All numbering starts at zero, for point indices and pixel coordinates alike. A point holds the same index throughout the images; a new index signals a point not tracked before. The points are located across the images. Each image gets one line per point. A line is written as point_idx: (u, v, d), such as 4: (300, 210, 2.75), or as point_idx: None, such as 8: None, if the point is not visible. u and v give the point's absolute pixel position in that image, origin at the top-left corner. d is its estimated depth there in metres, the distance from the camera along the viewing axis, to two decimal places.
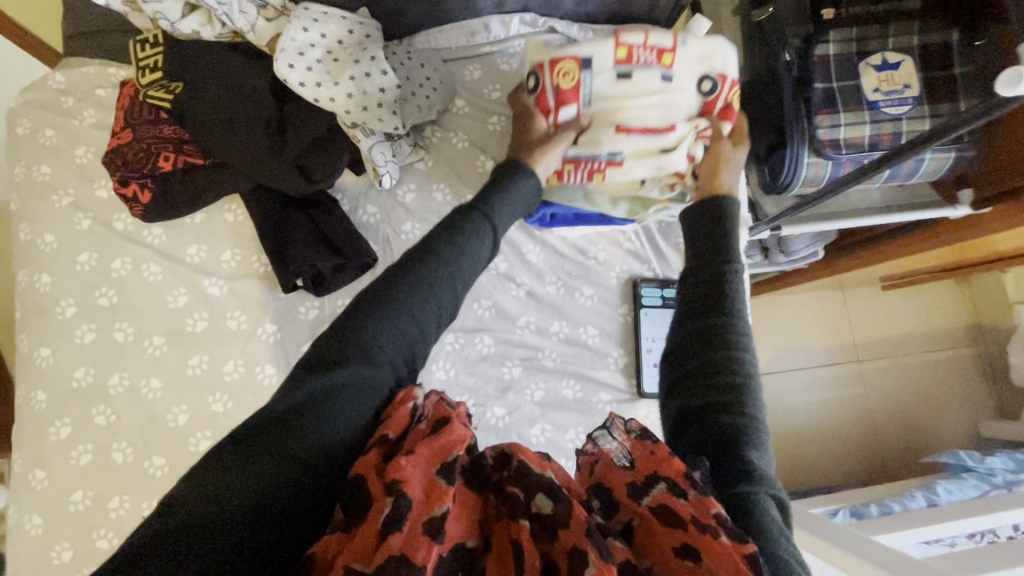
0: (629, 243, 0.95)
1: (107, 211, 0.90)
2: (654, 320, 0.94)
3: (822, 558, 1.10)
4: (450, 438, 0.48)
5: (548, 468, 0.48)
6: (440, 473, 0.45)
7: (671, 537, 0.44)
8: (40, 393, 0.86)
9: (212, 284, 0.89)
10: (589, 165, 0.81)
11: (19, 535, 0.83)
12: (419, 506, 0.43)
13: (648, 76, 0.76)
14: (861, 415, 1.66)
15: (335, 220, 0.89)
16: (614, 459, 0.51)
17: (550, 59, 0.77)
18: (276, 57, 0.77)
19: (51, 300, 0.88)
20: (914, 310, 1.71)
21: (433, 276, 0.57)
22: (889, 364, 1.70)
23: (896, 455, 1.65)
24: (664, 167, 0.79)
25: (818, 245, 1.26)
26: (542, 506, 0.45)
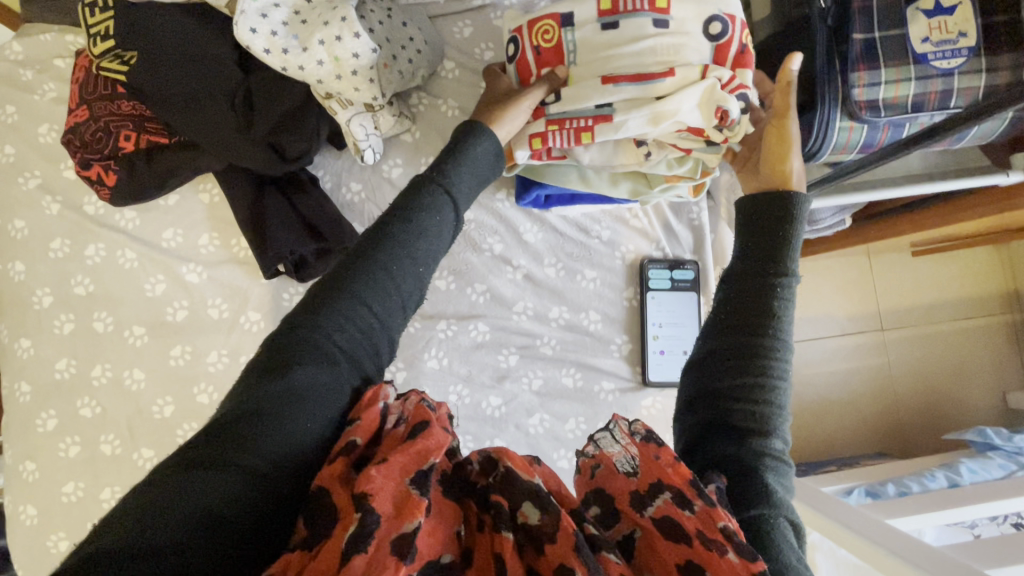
0: (636, 220, 0.87)
1: (77, 194, 0.85)
2: (662, 304, 0.86)
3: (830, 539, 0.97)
4: (428, 443, 0.40)
5: (534, 472, 0.40)
6: (416, 484, 0.37)
7: (672, 553, 0.38)
8: (24, 384, 0.84)
9: (189, 270, 0.85)
10: (574, 124, 0.66)
11: (17, 524, 0.83)
12: (388, 524, 0.35)
13: (636, 23, 0.63)
14: (883, 388, 1.59)
15: (314, 200, 0.82)
16: (616, 464, 0.43)
17: (527, 22, 0.67)
18: (236, 21, 0.69)
19: (27, 290, 0.85)
20: (947, 277, 1.61)
21: (393, 258, 0.49)
22: (916, 334, 1.60)
23: (919, 428, 1.58)
24: (662, 118, 0.62)
25: (845, 213, 1.16)
26: (528, 515, 0.39)
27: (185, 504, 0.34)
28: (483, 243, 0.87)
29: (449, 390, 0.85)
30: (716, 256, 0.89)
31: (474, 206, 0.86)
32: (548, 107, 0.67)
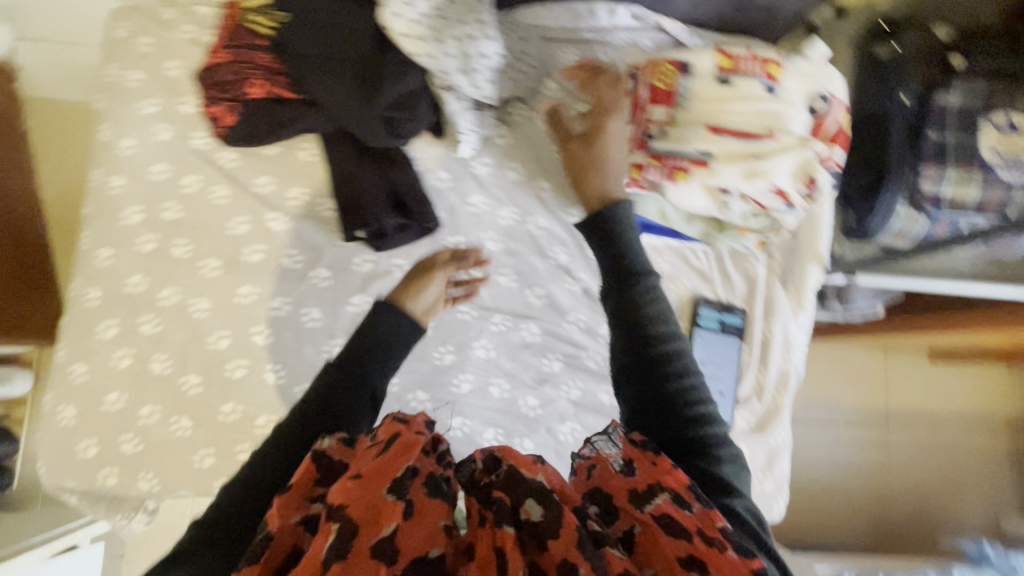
0: (697, 261, 0.92)
1: (189, 128, 0.91)
2: (708, 343, 0.90)
3: None
4: (398, 453, 0.52)
5: (536, 471, 0.52)
6: (392, 492, 0.48)
7: (676, 549, 0.47)
8: (94, 290, 0.88)
9: (274, 218, 0.90)
10: (673, 163, 0.70)
11: (52, 421, 0.86)
12: (365, 531, 0.46)
13: (749, 85, 0.68)
14: (878, 486, 1.60)
15: (407, 178, 0.88)
16: (612, 464, 0.54)
17: (648, 63, 0.72)
18: (384, 4, 0.77)
19: (120, 204, 0.90)
20: (958, 393, 1.64)
21: (291, 440, 0.58)
22: (919, 439, 1.62)
23: (907, 531, 1.58)
24: (759, 176, 0.67)
25: (879, 301, 1.26)
26: (531, 512, 0.48)
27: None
28: (550, 251, 0.91)
29: (489, 383, 0.88)
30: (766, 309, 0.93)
31: (548, 216, 0.92)
32: (651, 142, 0.70)
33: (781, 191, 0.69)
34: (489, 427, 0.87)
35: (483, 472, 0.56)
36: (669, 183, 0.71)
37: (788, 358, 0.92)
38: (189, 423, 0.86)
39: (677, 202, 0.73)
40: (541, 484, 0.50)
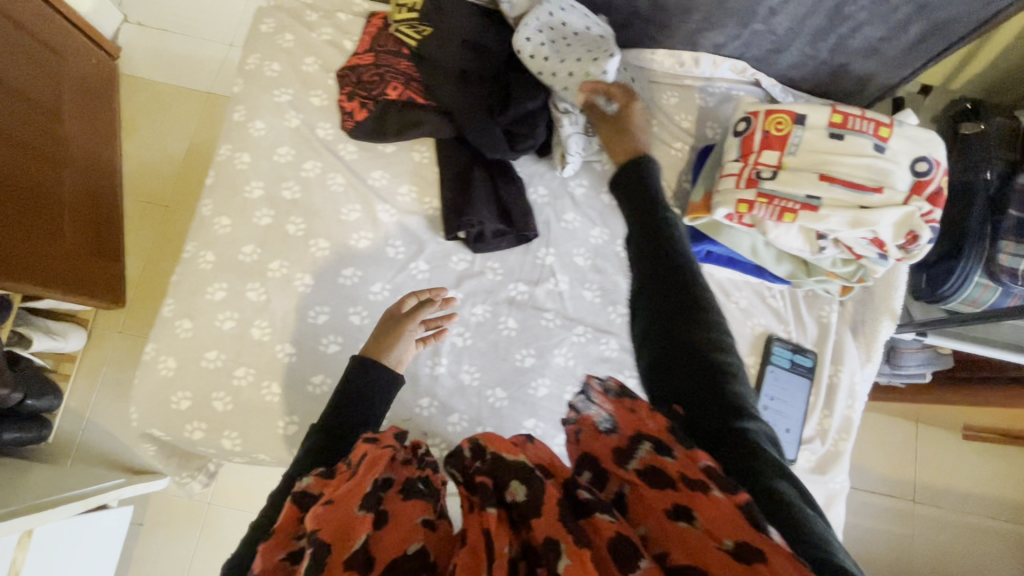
0: (774, 300, 0.96)
1: (316, 118, 0.99)
2: (778, 379, 0.93)
3: None
4: (368, 470, 0.57)
5: (518, 451, 0.56)
6: (360, 506, 0.53)
7: (662, 501, 0.49)
8: (209, 254, 0.93)
9: (384, 210, 0.96)
10: (781, 204, 0.74)
11: (151, 371, 0.90)
12: (337, 548, 0.49)
13: (858, 142, 0.74)
14: (902, 560, 1.57)
15: (513, 189, 0.94)
16: (597, 423, 0.57)
17: (764, 110, 0.78)
18: (517, 29, 0.87)
19: (243, 178, 0.96)
20: (987, 474, 1.63)
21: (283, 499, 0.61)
22: (946, 518, 1.61)
23: None
24: (863, 225, 0.72)
25: (928, 368, 1.29)
26: (515, 493, 0.51)
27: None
28: None
29: (565, 390, 0.92)
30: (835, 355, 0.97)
31: None
32: (762, 181, 0.75)
33: (881, 242, 0.74)
34: (561, 433, 0.91)
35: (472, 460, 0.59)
36: (774, 222, 0.76)
37: (852, 406, 0.95)
38: (279, 389, 0.90)
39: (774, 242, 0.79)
40: (523, 464, 0.54)
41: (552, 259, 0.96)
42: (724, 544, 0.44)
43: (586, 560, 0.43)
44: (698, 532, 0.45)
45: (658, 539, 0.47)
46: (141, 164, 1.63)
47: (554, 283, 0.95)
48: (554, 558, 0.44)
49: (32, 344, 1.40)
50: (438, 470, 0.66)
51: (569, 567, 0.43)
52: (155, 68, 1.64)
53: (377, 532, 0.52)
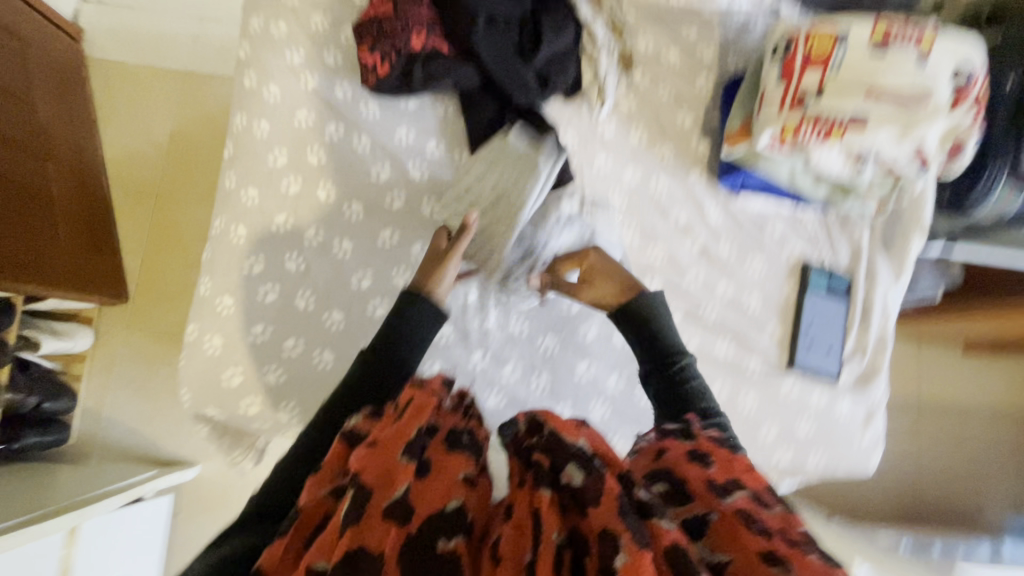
0: (807, 227, 0.98)
1: (333, 77, 0.93)
2: (818, 303, 0.97)
3: None
4: (411, 413, 0.57)
5: (578, 436, 0.56)
6: (404, 454, 0.52)
7: (755, 543, 0.49)
8: (240, 228, 0.90)
9: (415, 169, 0.94)
10: (829, 122, 0.75)
11: (198, 351, 0.89)
12: (378, 494, 0.50)
13: (901, 56, 0.73)
14: (906, 472, 1.66)
15: (547, 134, 0.92)
16: (687, 454, 0.59)
17: (805, 32, 0.77)
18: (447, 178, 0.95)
19: (265, 146, 0.92)
20: (985, 385, 1.71)
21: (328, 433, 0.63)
22: (949, 430, 1.68)
23: (929, 512, 1.64)
24: (910, 138, 0.74)
25: (938, 286, 1.33)
26: (572, 476, 0.52)
27: (241, 560, 0.52)
28: (670, 212, 0.97)
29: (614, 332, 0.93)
30: (868, 274, 0.99)
31: (670, 178, 0.97)
32: (807, 102, 0.76)
33: (925, 156, 0.75)
34: (613, 373, 0.93)
35: (526, 435, 0.60)
36: (821, 143, 0.77)
37: (886, 323, 0.99)
38: (331, 356, 0.90)
39: (817, 167, 0.80)
40: (582, 450, 0.54)
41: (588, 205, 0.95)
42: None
43: (645, 562, 0.45)
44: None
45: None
46: (125, 154, 1.55)
47: (592, 228, 0.95)
48: (611, 551, 0.46)
49: (40, 347, 1.32)
50: (484, 424, 0.64)
51: (626, 563, 0.45)
52: (118, 44, 1.51)
53: (420, 483, 0.52)
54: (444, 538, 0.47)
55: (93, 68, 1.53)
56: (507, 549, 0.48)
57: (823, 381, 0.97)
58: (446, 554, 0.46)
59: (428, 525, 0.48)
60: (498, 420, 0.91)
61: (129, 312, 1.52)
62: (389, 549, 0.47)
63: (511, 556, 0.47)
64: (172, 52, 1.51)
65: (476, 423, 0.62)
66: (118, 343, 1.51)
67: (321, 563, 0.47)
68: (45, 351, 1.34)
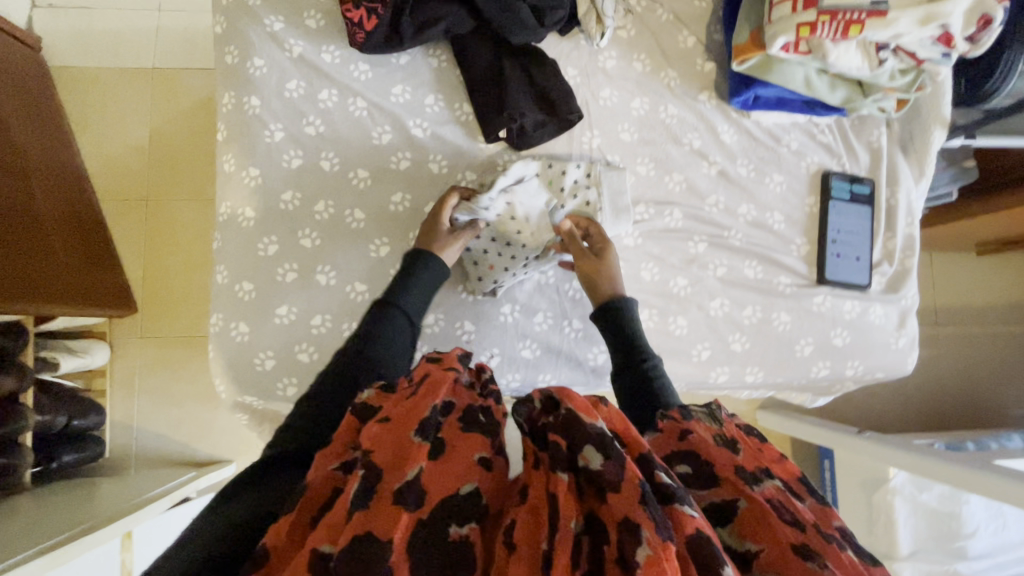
0: (823, 135, 0.96)
1: (318, 41, 0.89)
2: (841, 212, 0.96)
3: (941, 480, 1.08)
4: (427, 390, 0.53)
5: (596, 417, 0.49)
6: (418, 434, 0.48)
7: (788, 534, 0.46)
8: (248, 211, 0.87)
9: (416, 126, 0.90)
10: (846, 17, 0.72)
11: (225, 340, 0.87)
12: (388, 477, 0.46)
13: None
14: (934, 381, 1.65)
15: (548, 71, 0.88)
16: (712, 437, 0.55)
17: None
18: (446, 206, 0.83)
19: (259, 122, 0.88)
20: (1002, 284, 1.69)
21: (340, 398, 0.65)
22: (971, 333, 1.67)
23: (958, 416, 1.65)
24: (935, 20, 0.71)
25: (954, 185, 1.28)
26: (589, 459, 0.46)
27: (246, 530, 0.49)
28: (683, 137, 0.94)
29: (641, 267, 0.92)
30: (889, 177, 0.99)
31: (679, 104, 0.94)
32: None
33: (950, 36, 0.74)
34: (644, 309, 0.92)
35: (542, 412, 0.54)
36: (838, 39, 0.75)
37: (911, 223, 0.99)
38: None
39: (834, 66, 0.79)
40: (603, 432, 0.48)
41: (598, 141, 0.93)
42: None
43: (671, 555, 0.40)
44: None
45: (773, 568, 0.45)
46: (108, 161, 1.41)
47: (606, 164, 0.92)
48: (632, 542, 0.41)
49: (62, 366, 1.25)
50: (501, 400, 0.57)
51: (649, 559, 0.40)
52: (81, 49, 1.40)
53: (434, 463, 0.47)
54: (457, 525, 0.44)
55: (58, 78, 1.40)
56: (523, 535, 0.44)
57: (854, 291, 0.96)
58: (459, 541, 0.43)
59: (441, 513, 0.44)
60: (536, 370, 0.92)
61: (140, 321, 1.42)
62: (400, 536, 0.42)
63: (528, 546, 0.43)
64: (138, 49, 1.42)
65: (494, 401, 0.56)
66: (135, 355, 1.41)
67: (326, 549, 0.42)
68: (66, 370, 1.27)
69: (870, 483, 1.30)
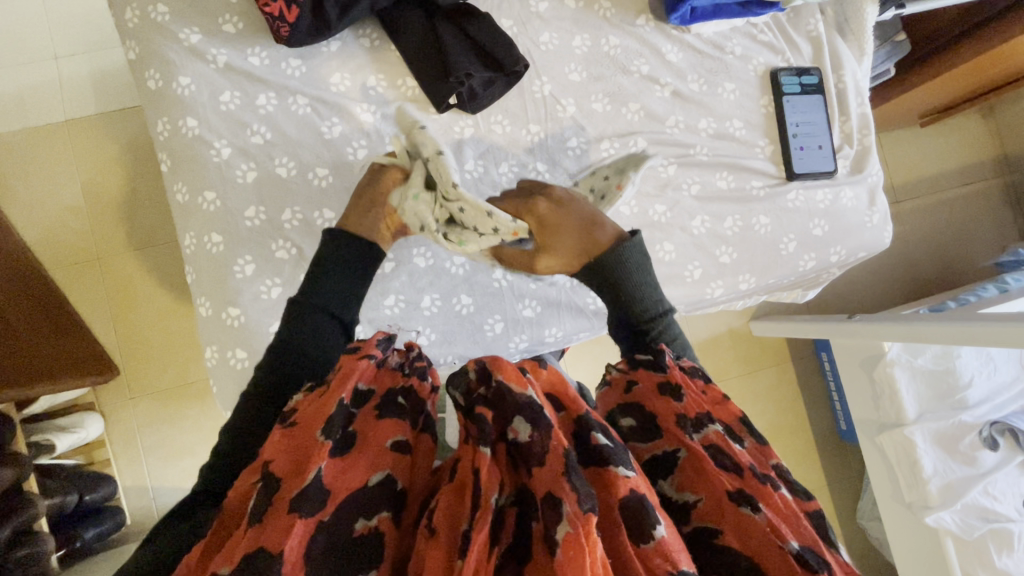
0: (764, 35, 0.98)
1: (240, 45, 0.85)
2: (796, 106, 0.98)
3: (921, 338, 1.15)
4: (337, 381, 0.51)
5: (528, 385, 0.48)
6: (321, 433, 0.47)
7: (724, 480, 0.48)
8: (214, 236, 0.84)
9: (364, 110, 0.89)
10: None
11: (224, 368, 0.85)
12: (288, 484, 0.46)
13: None
14: (904, 255, 1.72)
15: (484, 25, 0.86)
16: (657, 386, 0.55)
17: None
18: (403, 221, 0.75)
19: (201, 143, 0.83)
20: (949, 150, 1.75)
21: None
22: (928, 202, 1.74)
23: (932, 283, 1.74)
24: None
25: (889, 61, 1.32)
26: (519, 431, 0.46)
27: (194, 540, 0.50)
28: (631, 65, 0.94)
29: (619, 203, 0.92)
30: (833, 63, 1.01)
31: (619, 33, 0.93)
32: None
33: None
34: None
35: (479, 383, 0.51)
36: None
37: (862, 103, 1.02)
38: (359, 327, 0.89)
39: None
40: (532, 401, 0.47)
41: (549, 87, 0.92)
42: (789, 544, 0.44)
43: (591, 528, 0.39)
44: (760, 522, 0.46)
45: (709, 512, 0.48)
46: (44, 230, 1.32)
47: (562, 109, 0.92)
48: (555, 517, 0.41)
49: (57, 448, 1.19)
50: (429, 377, 0.56)
51: (569, 535, 0.39)
52: None
53: (340, 460, 0.47)
54: (365, 518, 0.45)
55: None
56: (441, 518, 0.44)
57: (823, 179, 0.99)
58: (367, 534, 0.44)
59: (345, 510, 0.45)
60: (541, 326, 0.95)
61: (124, 381, 1.35)
62: (295, 543, 0.42)
63: (446, 524, 0.44)
64: (44, 103, 1.30)
65: (419, 379, 0.55)
66: (129, 416, 1.35)
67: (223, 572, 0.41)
68: (64, 449, 1.21)
69: (869, 362, 1.35)
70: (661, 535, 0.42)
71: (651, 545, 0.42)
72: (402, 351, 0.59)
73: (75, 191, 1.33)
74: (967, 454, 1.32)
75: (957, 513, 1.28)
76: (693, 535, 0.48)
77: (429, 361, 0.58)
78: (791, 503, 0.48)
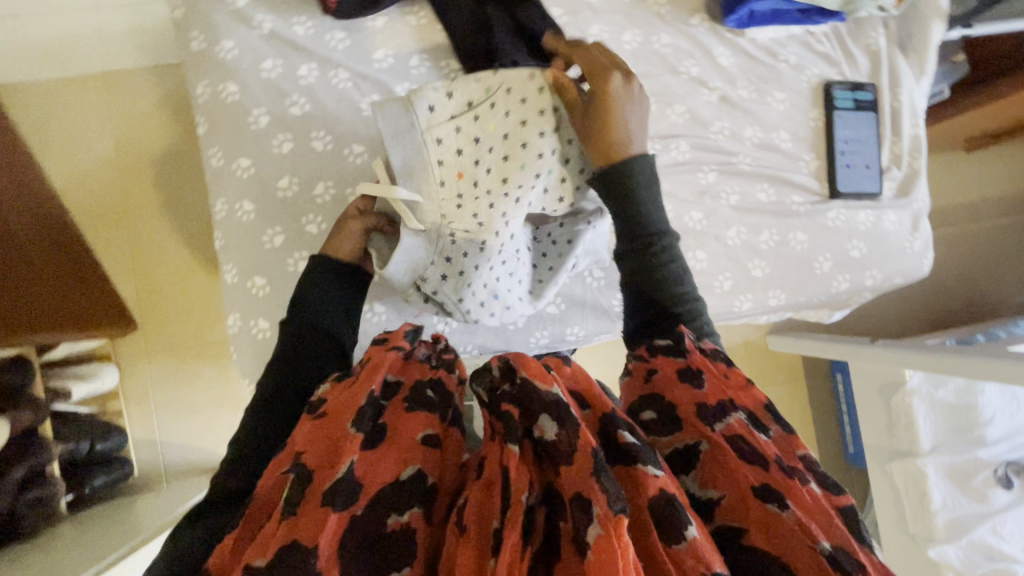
0: (820, 45, 0.94)
1: (287, 13, 0.84)
2: (848, 121, 0.94)
3: (947, 370, 1.11)
4: (368, 375, 0.53)
5: (552, 381, 0.47)
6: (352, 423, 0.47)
7: (750, 475, 0.46)
8: (246, 204, 0.84)
9: (404, 88, 0.87)
10: None
11: (246, 338, 0.85)
12: (320, 475, 0.45)
13: None
14: (933, 283, 1.68)
15: (534, 12, 0.84)
16: (676, 374, 0.54)
17: None
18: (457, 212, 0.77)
19: (240, 109, 0.83)
20: (992, 178, 1.69)
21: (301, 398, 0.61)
22: (964, 230, 1.69)
23: (959, 313, 1.69)
24: None
25: (944, 83, 1.27)
26: (546, 431, 0.45)
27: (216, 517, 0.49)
28: (680, 65, 0.91)
29: None
30: (890, 79, 0.97)
31: (671, 31, 0.91)
32: None
33: None
34: None
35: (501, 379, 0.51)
36: None
37: (915, 123, 0.98)
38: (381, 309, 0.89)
39: None
40: (556, 399, 0.45)
41: None
42: (821, 544, 0.42)
43: (623, 529, 0.38)
44: (789, 520, 0.43)
45: (735, 509, 0.46)
46: (75, 181, 1.33)
47: None
48: (585, 519, 0.40)
49: (73, 394, 1.20)
50: (456, 371, 0.57)
51: (601, 538, 0.38)
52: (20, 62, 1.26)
53: (368, 453, 0.46)
54: (396, 514, 0.44)
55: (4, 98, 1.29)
56: (470, 517, 0.43)
57: (866, 199, 0.96)
58: (399, 529, 0.43)
59: (378, 502, 0.44)
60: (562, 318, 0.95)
61: (143, 336, 1.37)
62: (329, 538, 0.40)
63: (476, 522, 0.43)
64: (81, 53, 1.29)
65: (447, 371, 0.56)
66: (146, 371, 1.37)
67: (257, 564, 0.39)
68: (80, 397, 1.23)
69: (887, 388, 1.33)
70: (693, 536, 0.40)
71: (682, 545, 0.40)
72: (429, 343, 0.61)
73: (108, 146, 1.34)
74: (978, 491, 1.29)
75: (961, 548, 1.26)
76: (718, 533, 0.46)
77: (455, 353, 0.59)
78: (820, 498, 0.46)
